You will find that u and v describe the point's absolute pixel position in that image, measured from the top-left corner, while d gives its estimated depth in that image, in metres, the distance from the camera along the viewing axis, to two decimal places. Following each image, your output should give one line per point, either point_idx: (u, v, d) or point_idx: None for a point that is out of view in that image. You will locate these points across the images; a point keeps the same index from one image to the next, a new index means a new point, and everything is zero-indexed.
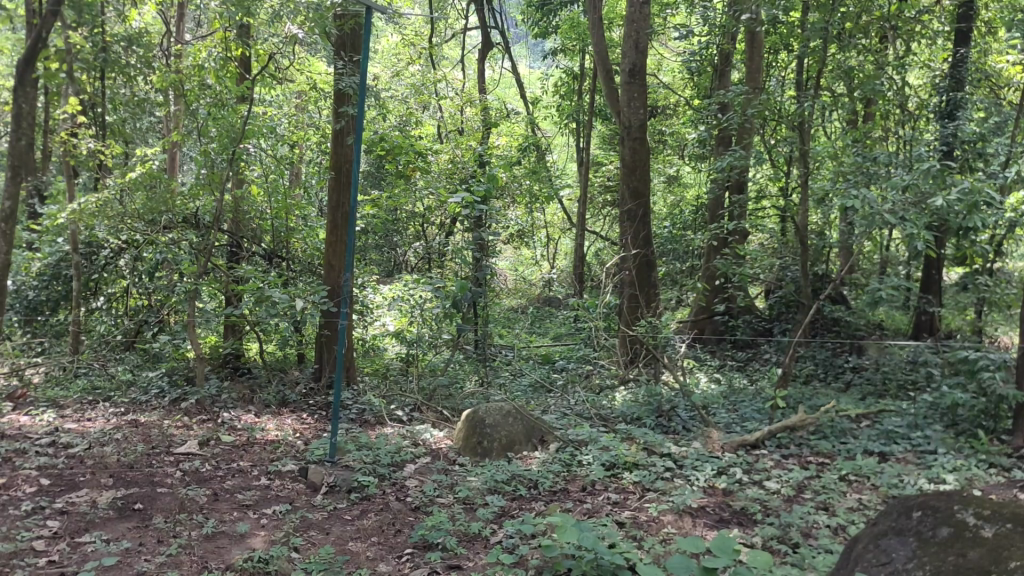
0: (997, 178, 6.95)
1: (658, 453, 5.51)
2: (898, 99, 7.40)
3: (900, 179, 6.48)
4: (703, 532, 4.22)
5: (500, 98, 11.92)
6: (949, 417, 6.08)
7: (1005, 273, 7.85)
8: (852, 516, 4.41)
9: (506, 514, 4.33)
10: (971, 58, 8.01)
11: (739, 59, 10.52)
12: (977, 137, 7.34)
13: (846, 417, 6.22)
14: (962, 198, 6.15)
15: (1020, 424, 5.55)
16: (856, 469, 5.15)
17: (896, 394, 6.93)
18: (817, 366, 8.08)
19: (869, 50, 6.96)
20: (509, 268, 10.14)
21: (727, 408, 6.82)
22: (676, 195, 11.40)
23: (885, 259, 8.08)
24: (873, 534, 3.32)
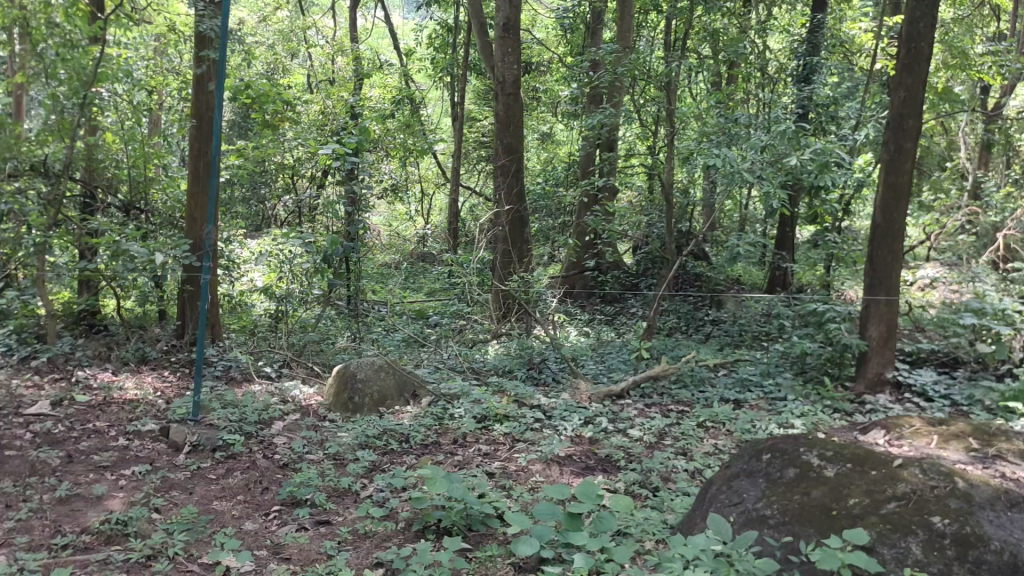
0: (848, 140, 7.52)
1: (528, 405, 5.63)
2: (759, 63, 7.71)
3: (759, 139, 6.83)
4: (569, 479, 4.36)
5: (373, 48, 11.68)
6: (799, 365, 6.49)
7: (852, 231, 8.38)
8: (707, 460, 4.66)
9: (377, 469, 4.34)
10: (827, 24, 8.21)
11: (610, 18, 10.69)
12: (831, 101, 7.91)
13: (706, 365, 6.53)
14: (815, 157, 6.69)
15: (861, 371, 5.99)
16: (713, 416, 5.43)
17: (751, 344, 7.33)
18: (680, 319, 8.42)
19: (734, 13, 7.37)
20: (382, 223, 10.02)
21: (595, 359, 7.05)
22: (549, 152, 11.51)
23: (744, 217, 8.47)
24: (726, 477, 3.53)
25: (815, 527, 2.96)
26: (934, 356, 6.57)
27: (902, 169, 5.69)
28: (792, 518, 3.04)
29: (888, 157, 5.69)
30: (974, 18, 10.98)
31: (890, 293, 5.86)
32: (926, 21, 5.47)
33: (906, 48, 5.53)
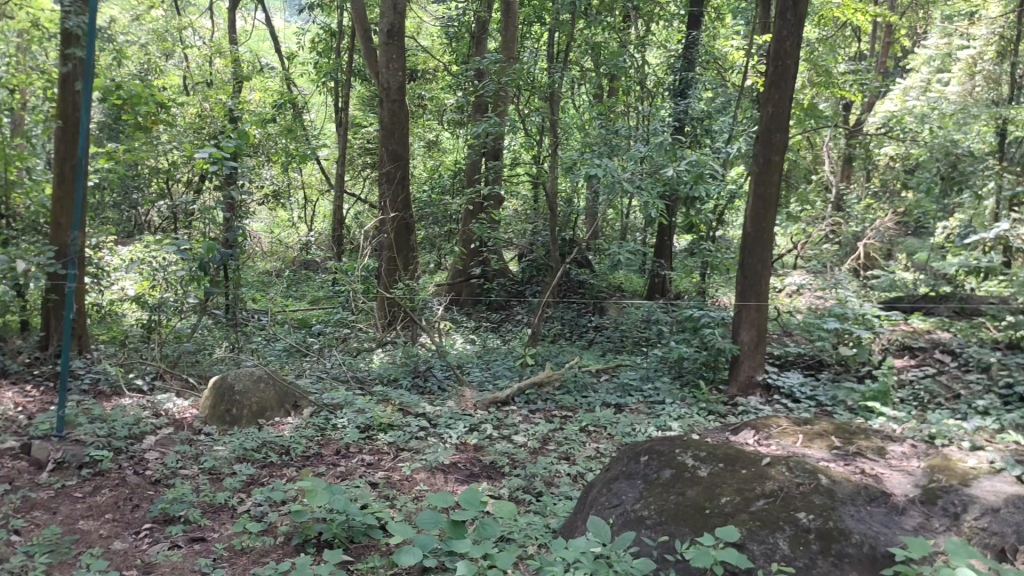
0: (721, 154, 7.87)
1: (412, 413, 5.60)
2: (638, 76, 7.95)
3: (638, 151, 7.09)
4: (454, 487, 4.37)
5: (253, 50, 11.40)
6: (676, 369, 6.72)
7: (726, 239, 8.75)
8: (589, 464, 4.75)
9: (255, 483, 4.23)
10: (702, 41, 8.61)
11: (494, 28, 10.79)
12: (705, 116, 8.31)
13: (588, 371, 6.67)
14: (691, 168, 6.87)
15: (734, 374, 6.25)
16: (595, 421, 5.54)
17: (632, 350, 7.54)
18: (564, 326, 8.50)
19: (613, 28, 7.58)
20: (264, 229, 9.78)
21: (480, 366, 7.08)
22: (436, 159, 11.48)
23: (625, 225, 8.70)
24: (606, 480, 3.63)
25: (689, 526, 3.05)
26: (801, 359, 6.91)
27: (770, 181, 5.96)
28: (667, 517, 3.12)
29: (757, 169, 5.95)
30: (836, 39, 11.63)
31: (760, 299, 6.14)
32: (792, 40, 5.75)
33: (773, 65, 5.80)
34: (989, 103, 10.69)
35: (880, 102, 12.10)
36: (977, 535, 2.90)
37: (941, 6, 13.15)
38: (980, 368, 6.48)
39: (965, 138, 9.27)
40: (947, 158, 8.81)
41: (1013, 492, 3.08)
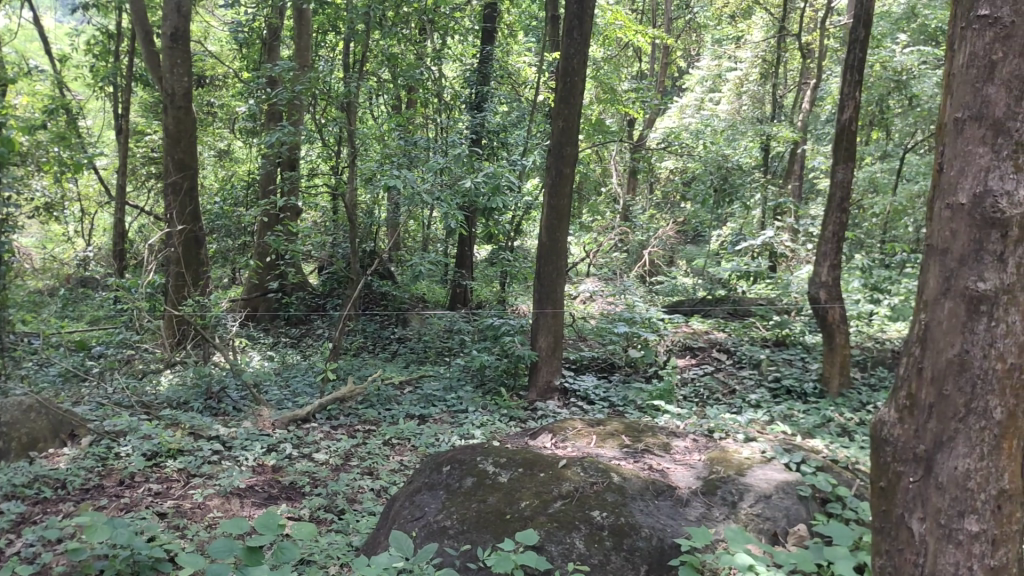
0: (518, 165, 8.18)
1: (205, 436, 5.31)
2: (435, 89, 8.07)
3: (436, 162, 7.28)
4: (250, 511, 4.20)
5: (17, 50, 10.43)
6: (478, 377, 6.84)
7: (523, 249, 9.01)
8: (393, 477, 4.72)
9: (27, 521, 3.86)
10: (495, 55, 8.94)
11: (286, 35, 10.54)
12: (501, 128, 8.62)
13: (391, 384, 6.62)
14: (487, 180, 7.22)
15: (533, 379, 6.42)
16: (398, 433, 5.50)
17: (435, 360, 7.59)
18: (366, 338, 8.44)
19: (409, 39, 7.62)
20: (34, 244, 8.96)
21: (279, 383, 6.86)
22: (227, 169, 10.99)
23: (425, 236, 8.76)
24: (408, 493, 3.63)
25: (490, 532, 3.08)
26: (594, 363, 7.21)
27: (563, 192, 6.18)
28: (469, 526, 3.14)
29: (550, 181, 6.14)
30: (619, 58, 12.27)
31: (556, 306, 6.36)
32: (579, 58, 5.99)
33: (563, 81, 6.02)
34: (754, 121, 11.67)
35: (660, 117, 12.86)
36: (753, 520, 3.12)
37: (710, 30, 14.25)
38: (751, 364, 7.03)
39: (735, 153, 10.08)
40: (719, 171, 9.66)
41: (782, 478, 3.35)
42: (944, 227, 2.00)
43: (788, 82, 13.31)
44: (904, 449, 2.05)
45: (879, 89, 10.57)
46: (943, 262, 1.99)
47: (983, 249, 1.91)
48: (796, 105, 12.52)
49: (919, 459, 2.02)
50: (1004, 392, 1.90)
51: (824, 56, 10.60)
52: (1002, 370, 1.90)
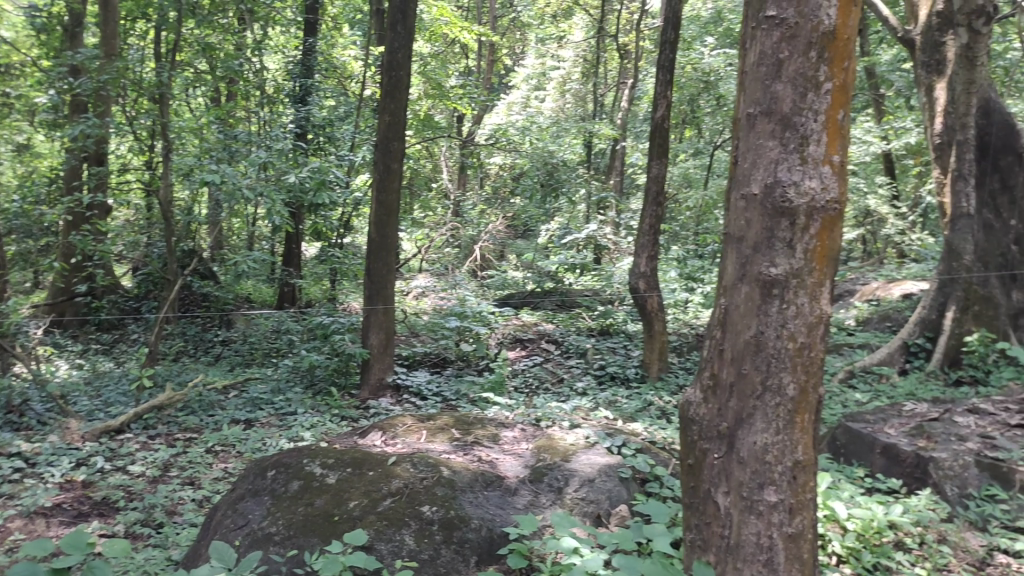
0: (345, 160, 8.02)
1: (4, 454, 4.86)
2: (257, 82, 7.81)
3: (257, 156, 7.05)
4: (57, 532, 3.90)
5: None
6: (307, 378, 6.65)
7: (352, 246, 8.85)
8: (216, 486, 4.52)
9: None
10: (319, 48, 8.69)
11: (90, 21, 9.84)
12: (327, 122, 8.30)
13: (214, 389, 6.33)
14: (312, 176, 7.05)
15: (364, 377, 6.32)
16: (222, 440, 5.27)
17: (261, 362, 7.34)
18: (187, 341, 8.04)
19: (228, 30, 7.33)
20: None
21: (89, 393, 6.40)
22: (26, 164, 10.14)
23: (250, 234, 8.45)
24: (231, 501, 3.48)
25: (317, 536, 3.01)
26: (427, 358, 7.15)
27: (391, 188, 6.10)
28: (295, 530, 3.05)
29: (378, 177, 6.05)
30: (446, 54, 12.30)
31: (387, 302, 6.29)
32: (404, 52, 5.95)
33: (387, 75, 5.95)
34: (577, 118, 12.02)
35: (487, 113, 12.98)
36: (578, 505, 3.21)
37: (534, 29, 14.55)
38: (578, 354, 7.26)
39: (560, 149, 10.34)
40: (545, 167, 9.96)
41: (605, 462, 3.47)
42: (739, 217, 2.13)
43: (609, 81, 13.78)
44: (709, 427, 2.17)
45: (691, 89, 11.29)
46: (739, 250, 2.12)
47: (774, 236, 2.05)
48: (616, 103, 12.98)
49: (723, 435, 2.14)
50: (796, 369, 2.04)
51: (641, 58, 11.08)
52: (793, 349, 2.04)
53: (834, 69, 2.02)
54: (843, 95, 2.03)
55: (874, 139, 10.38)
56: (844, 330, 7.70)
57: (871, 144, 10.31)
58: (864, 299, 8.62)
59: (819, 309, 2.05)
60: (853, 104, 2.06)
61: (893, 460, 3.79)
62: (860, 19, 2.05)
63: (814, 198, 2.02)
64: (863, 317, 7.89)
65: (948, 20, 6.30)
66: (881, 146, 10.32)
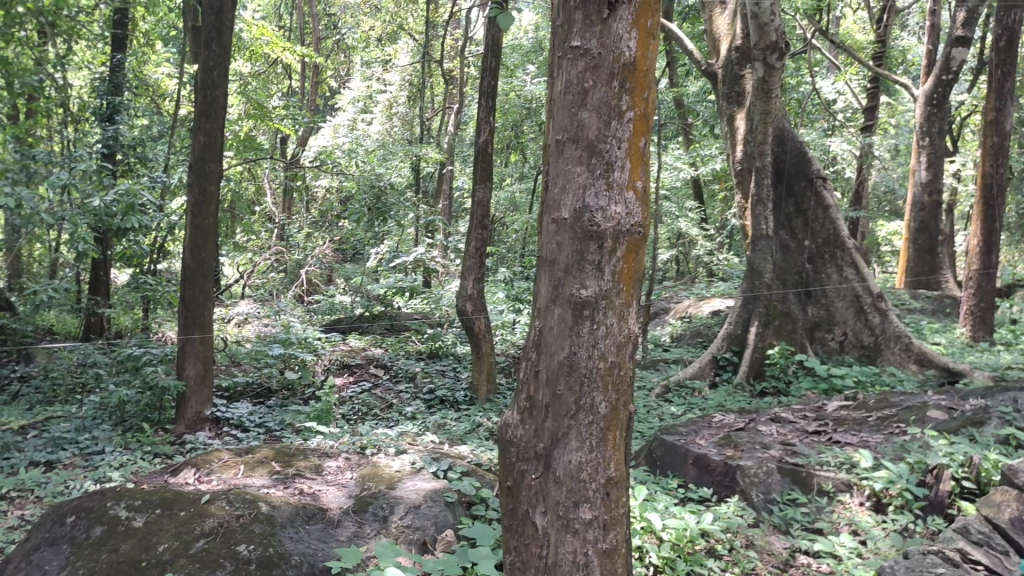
0: (159, 182, 7.60)
1: None
2: (59, 98, 7.28)
3: (58, 177, 6.55)
4: None
5: None
6: (118, 414, 6.20)
7: (168, 272, 8.38)
8: (10, 535, 4.11)
9: None
10: (127, 65, 8.14)
11: None
12: (137, 142, 7.77)
13: (11, 429, 5.78)
14: (119, 199, 6.62)
15: (180, 411, 5.99)
16: (18, 485, 4.81)
17: (65, 399, 6.79)
18: None
19: (25, 43, 6.79)
20: None
21: None
22: None
23: (52, 260, 7.82)
24: (24, 552, 3.17)
25: None
26: (250, 389, 6.83)
27: (208, 212, 5.83)
28: None
29: (193, 200, 5.76)
30: (268, 74, 11.95)
31: (204, 331, 5.98)
32: (219, 71, 5.72)
33: (202, 94, 5.70)
34: (404, 141, 12.00)
35: (312, 135, 12.70)
36: (403, 532, 3.16)
37: (359, 51, 14.46)
38: (407, 378, 7.22)
39: (387, 173, 10.27)
40: (372, 191, 9.86)
41: (430, 488, 3.44)
42: (551, 240, 2.16)
43: (434, 106, 13.89)
44: (526, 448, 2.19)
45: (514, 114, 11.52)
46: (552, 272, 2.15)
47: (584, 259, 2.10)
48: (442, 127, 13.05)
49: (539, 456, 2.16)
50: (606, 388, 2.11)
51: (464, 83, 11.20)
52: (603, 368, 2.10)
53: (635, 98, 2.10)
54: (644, 123, 2.13)
55: (683, 165, 11.04)
56: (660, 346, 8.07)
57: (681, 170, 10.94)
58: (678, 317, 9.08)
59: (627, 329, 2.14)
60: (652, 133, 2.16)
61: (704, 470, 3.97)
62: (657, 52, 2.15)
63: (619, 222, 2.10)
64: (677, 333, 8.33)
65: (746, 54, 6.86)
66: (691, 172, 10.97)
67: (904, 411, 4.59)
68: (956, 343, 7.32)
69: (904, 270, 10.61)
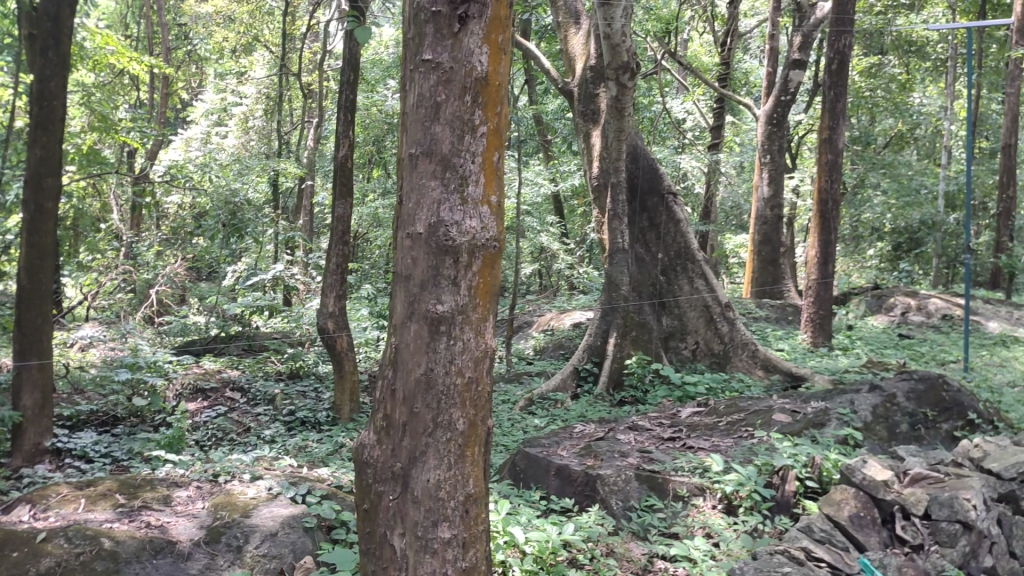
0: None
1: None
2: None
3: None
4: None
5: None
6: None
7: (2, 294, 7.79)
8: None
9: None
10: None
11: None
12: None
13: None
14: None
15: (17, 444, 5.50)
16: None
17: None
18: None
19: None
20: None
21: None
22: None
23: None
24: None
25: None
26: (95, 416, 6.37)
27: (46, 230, 5.40)
28: None
29: (28, 217, 5.33)
30: (114, 83, 11.36)
31: (43, 357, 5.52)
32: (55, 80, 5.34)
33: (38, 105, 5.31)
34: (262, 156, 11.65)
35: (162, 149, 12.14)
36: (259, 563, 3.04)
37: (212, 63, 13.97)
38: (266, 401, 6.99)
39: (244, 188, 9.93)
40: (227, 207, 9.23)
41: (288, 514, 3.33)
42: (405, 255, 2.12)
43: (292, 121, 13.57)
44: (382, 469, 2.14)
45: (376, 129, 11.40)
46: (407, 288, 2.11)
47: (439, 274, 2.08)
48: (300, 142, 12.77)
49: (396, 476, 2.11)
50: (464, 405, 2.10)
51: (323, 98, 10.97)
52: (461, 384, 2.09)
53: (487, 113, 2.11)
54: (496, 138, 2.14)
55: (544, 181, 11.22)
56: (524, 359, 8.14)
57: (542, 186, 11.11)
58: (541, 330, 9.19)
59: (484, 343, 2.14)
60: (505, 148, 2.18)
61: (566, 480, 4.01)
62: (508, 68, 2.17)
63: (474, 236, 2.10)
64: (540, 345, 8.43)
65: (600, 74, 7.06)
66: (551, 188, 11.16)
67: (752, 416, 4.81)
68: (798, 349, 7.74)
69: (750, 280, 11.08)
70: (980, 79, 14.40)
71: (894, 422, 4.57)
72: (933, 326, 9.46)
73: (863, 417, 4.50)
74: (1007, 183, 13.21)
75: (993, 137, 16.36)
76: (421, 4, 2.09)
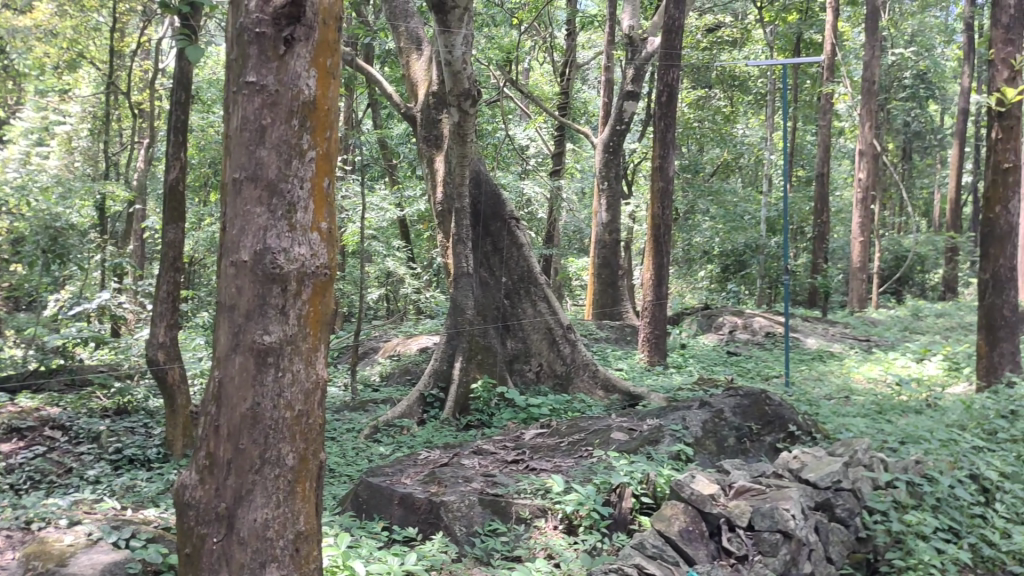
0: None
1: None
2: None
3: None
4: None
5: None
6: None
7: None
8: None
9: None
10: None
11: None
12: None
13: None
14: None
15: None
16: None
17: None
18: None
19: None
20: None
21: None
22: None
23: None
24: None
25: None
26: None
27: None
28: None
29: None
30: None
31: None
32: None
33: None
34: (87, 178, 10.98)
35: None
36: None
37: (32, 82, 13.10)
38: (90, 439, 6.54)
39: (68, 213, 9.30)
40: (47, 232, 8.62)
41: (109, 560, 3.07)
42: (229, 284, 2.04)
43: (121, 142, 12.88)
44: (206, 510, 2.04)
45: (212, 151, 10.98)
46: (232, 317, 2.03)
47: (266, 303, 2.01)
48: (131, 164, 12.14)
49: (221, 517, 2.02)
50: (293, 439, 2.04)
51: (156, 118, 10.50)
52: (290, 418, 2.03)
53: (315, 138, 2.07)
54: (326, 163, 2.10)
55: (389, 206, 11.13)
56: (370, 386, 8.02)
57: (388, 211, 11.02)
58: (387, 356, 9.09)
59: (314, 375, 2.09)
60: (336, 174, 2.14)
61: (409, 509, 3.96)
62: (337, 92, 2.14)
63: (303, 264, 2.04)
64: (386, 372, 8.33)
65: (442, 99, 7.11)
66: (396, 212, 11.10)
67: (591, 435, 4.92)
68: (636, 369, 8.03)
69: (591, 302, 11.40)
70: (794, 112, 15.53)
71: (722, 437, 4.81)
72: (758, 344, 10.04)
73: (693, 433, 4.73)
74: (821, 210, 14.27)
75: (808, 167, 17.67)
76: (245, 25, 2.03)
